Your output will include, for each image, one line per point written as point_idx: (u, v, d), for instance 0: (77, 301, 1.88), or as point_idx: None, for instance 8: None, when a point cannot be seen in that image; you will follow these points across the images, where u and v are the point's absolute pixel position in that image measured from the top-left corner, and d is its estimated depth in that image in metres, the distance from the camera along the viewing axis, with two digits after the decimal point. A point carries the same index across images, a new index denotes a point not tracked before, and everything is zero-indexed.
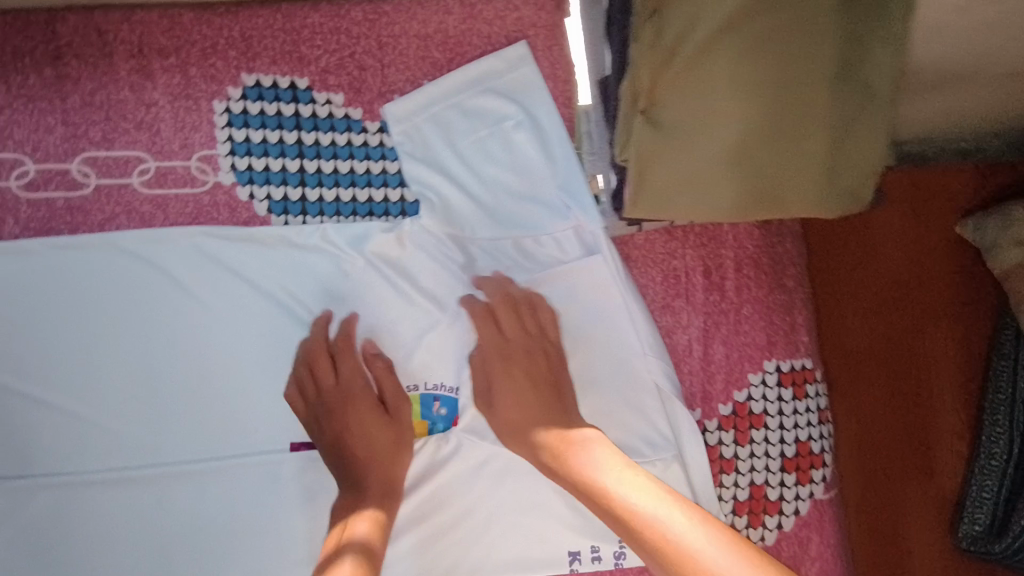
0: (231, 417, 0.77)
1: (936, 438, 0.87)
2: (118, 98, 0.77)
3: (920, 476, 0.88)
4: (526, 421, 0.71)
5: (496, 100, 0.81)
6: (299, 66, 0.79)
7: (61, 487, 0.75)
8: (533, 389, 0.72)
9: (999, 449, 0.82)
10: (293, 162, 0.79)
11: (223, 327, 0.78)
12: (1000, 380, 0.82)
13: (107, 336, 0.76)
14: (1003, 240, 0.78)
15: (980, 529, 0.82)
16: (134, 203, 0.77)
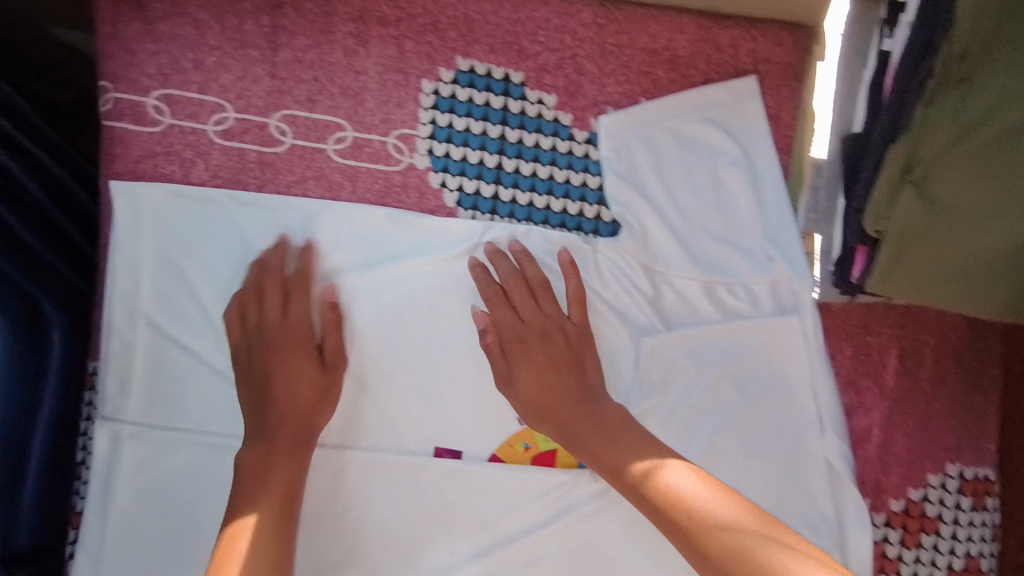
0: (371, 397, 0.73)
1: None
2: (328, 59, 0.74)
3: None
4: (548, 403, 0.68)
5: (716, 133, 0.75)
6: (516, 59, 0.75)
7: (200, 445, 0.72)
8: (552, 371, 0.69)
9: None
10: (491, 156, 0.74)
11: (400, 301, 0.74)
12: None
13: None
14: None
15: None
16: (325, 170, 0.74)
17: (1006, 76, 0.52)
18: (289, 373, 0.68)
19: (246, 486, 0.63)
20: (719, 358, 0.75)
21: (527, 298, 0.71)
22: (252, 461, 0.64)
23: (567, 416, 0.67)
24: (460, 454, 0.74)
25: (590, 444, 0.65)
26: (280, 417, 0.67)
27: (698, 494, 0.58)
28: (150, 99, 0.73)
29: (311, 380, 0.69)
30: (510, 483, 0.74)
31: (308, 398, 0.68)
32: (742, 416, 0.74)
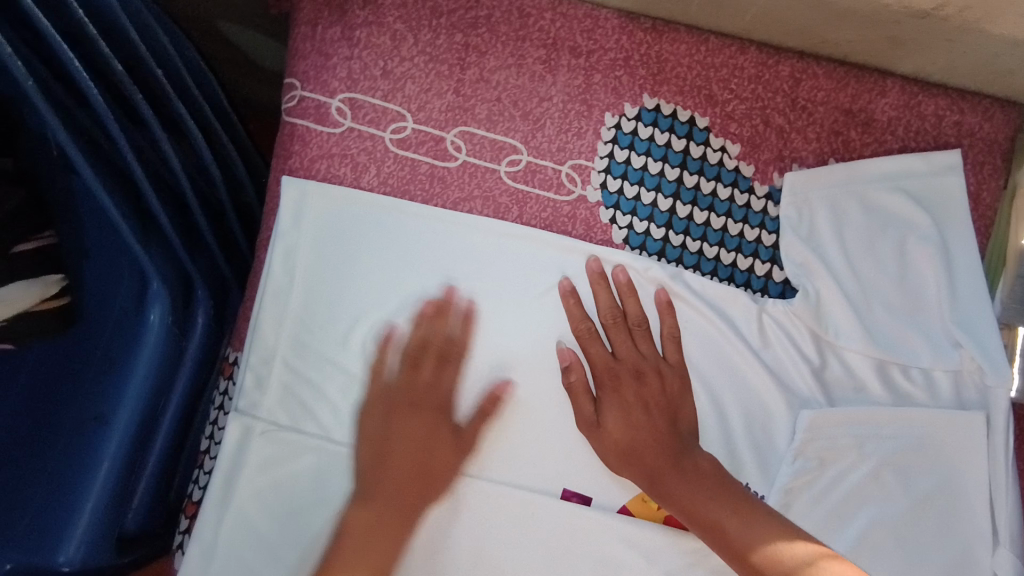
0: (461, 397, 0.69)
1: None
2: (515, 82, 0.73)
3: None
4: (635, 441, 0.65)
5: (908, 205, 0.71)
6: (703, 104, 0.73)
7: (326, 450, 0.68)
8: (652, 417, 0.65)
9: None
10: (665, 199, 0.72)
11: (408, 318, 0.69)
12: None
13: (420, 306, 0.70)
14: None
15: None
16: (494, 191, 0.72)
17: None
18: (419, 440, 0.64)
19: (350, 550, 0.57)
20: (885, 446, 0.68)
21: (626, 338, 0.68)
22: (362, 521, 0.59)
23: (667, 461, 0.63)
24: (589, 500, 0.69)
25: (677, 496, 0.61)
26: (389, 475, 0.62)
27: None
28: (335, 101, 0.72)
29: (446, 455, 0.65)
30: (639, 543, 0.68)
31: (428, 461, 0.64)
32: (906, 515, 0.67)
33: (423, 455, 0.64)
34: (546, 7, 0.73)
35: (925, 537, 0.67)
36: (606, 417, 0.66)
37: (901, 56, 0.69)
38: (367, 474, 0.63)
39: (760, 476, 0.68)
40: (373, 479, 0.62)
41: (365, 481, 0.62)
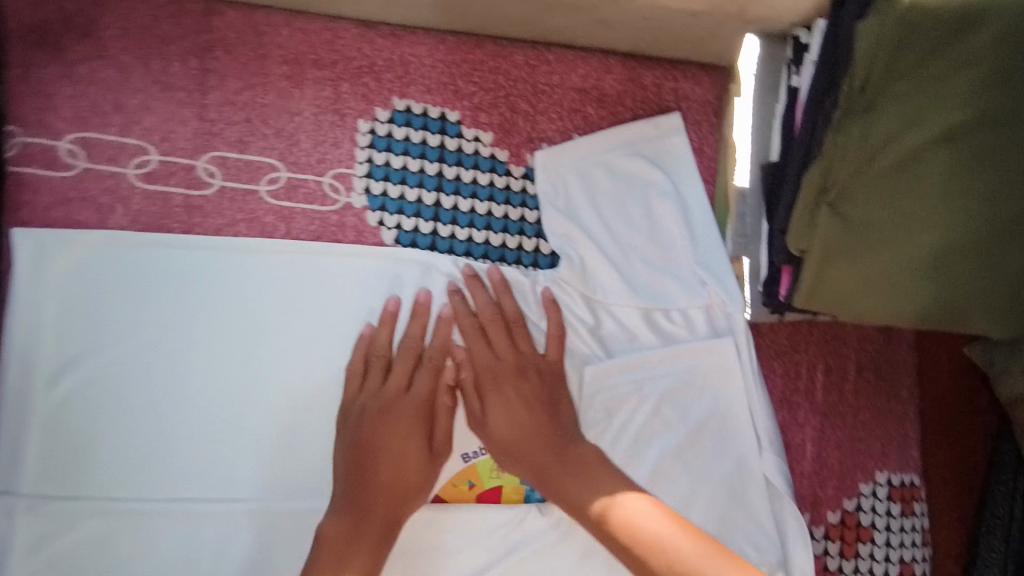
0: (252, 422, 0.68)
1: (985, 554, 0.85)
2: (263, 101, 0.72)
3: None
4: (523, 439, 0.65)
5: (645, 166, 0.79)
6: (452, 100, 0.77)
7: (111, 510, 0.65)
8: (538, 417, 0.66)
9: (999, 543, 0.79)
10: (430, 194, 0.75)
11: (183, 366, 0.67)
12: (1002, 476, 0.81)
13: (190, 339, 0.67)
14: None
15: None
16: (257, 212, 0.71)
17: (901, 103, 0.60)
18: (393, 436, 0.64)
19: (329, 571, 0.58)
20: (659, 382, 0.76)
21: (502, 333, 0.70)
22: (337, 538, 0.60)
23: (553, 457, 0.63)
24: None
25: (555, 479, 0.62)
26: (375, 492, 0.62)
27: (662, 531, 0.57)
28: (63, 143, 0.69)
29: (418, 441, 0.65)
30: (451, 528, 0.70)
31: (414, 455, 0.64)
32: (685, 438, 0.75)
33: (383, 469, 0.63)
34: (281, 23, 0.73)
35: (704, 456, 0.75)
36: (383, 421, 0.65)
37: (613, 36, 0.77)
38: (349, 490, 0.63)
39: None
40: (366, 496, 0.62)
41: (346, 495, 0.62)
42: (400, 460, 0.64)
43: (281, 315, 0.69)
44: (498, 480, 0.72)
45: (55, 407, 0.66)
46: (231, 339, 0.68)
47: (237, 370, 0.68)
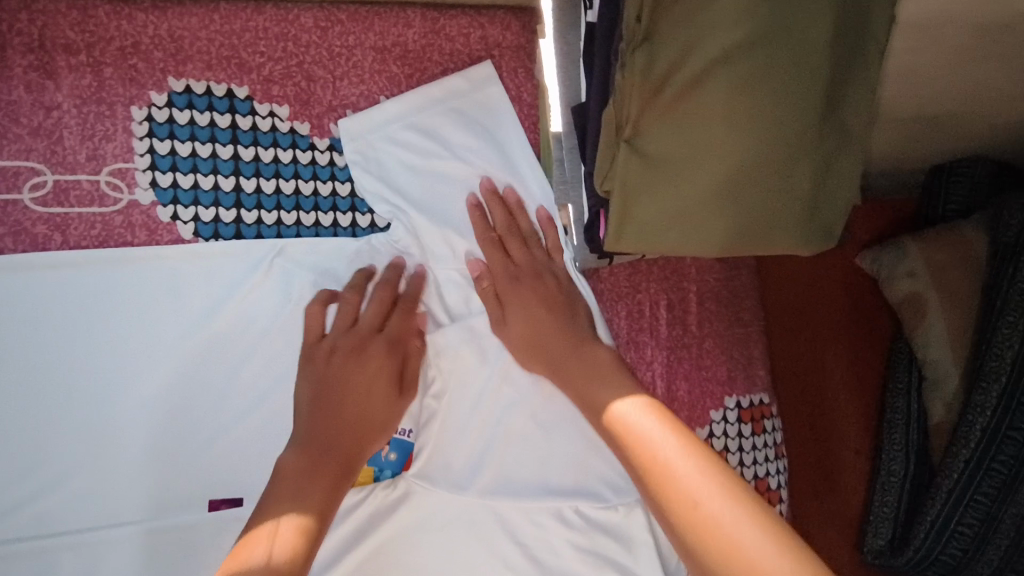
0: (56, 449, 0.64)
1: (834, 450, 0.99)
2: (10, 99, 0.64)
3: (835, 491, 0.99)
4: (535, 334, 0.66)
5: (462, 119, 0.76)
6: (238, 74, 0.70)
7: None
8: (550, 316, 0.67)
9: (897, 466, 0.89)
10: (226, 179, 0.69)
11: None
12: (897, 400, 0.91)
13: None
14: (897, 271, 0.87)
15: (883, 543, 0.90)
16: (24, 224, 0.65)
17: (678, 28, 0.58)
18: (365, 377, 0.64)
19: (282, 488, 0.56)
20: (501, 349, 0.74)
21: (519, 244, 0.71)
22: (293, 467, 0.57)
23: (568, 353, 0.64)
24: (239, 501, 0.66)
25: (569, 377, 0.62)
26: (336, 422, 0.61)
27: (677, 462, 0.48)
28: None
29: (382, 381, 0.64)
30: None
31: (377, 395, 0.64)
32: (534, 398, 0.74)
33: (349, 406, 0.62)
34: (16, 6, 0.64)
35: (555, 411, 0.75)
36: (311, 363, 0.65)
37: None
38: (309, 424, 0.61)
39: (405, 415, 0.72)
40: (323, 429, 0.61)
41: (306, 426, 0.61)
42: (362, 411, 0.63)
43: (73, 331, 0.65)
44: None
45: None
46: (19, 366, 0.64)
47: (33, 396, 0.64)
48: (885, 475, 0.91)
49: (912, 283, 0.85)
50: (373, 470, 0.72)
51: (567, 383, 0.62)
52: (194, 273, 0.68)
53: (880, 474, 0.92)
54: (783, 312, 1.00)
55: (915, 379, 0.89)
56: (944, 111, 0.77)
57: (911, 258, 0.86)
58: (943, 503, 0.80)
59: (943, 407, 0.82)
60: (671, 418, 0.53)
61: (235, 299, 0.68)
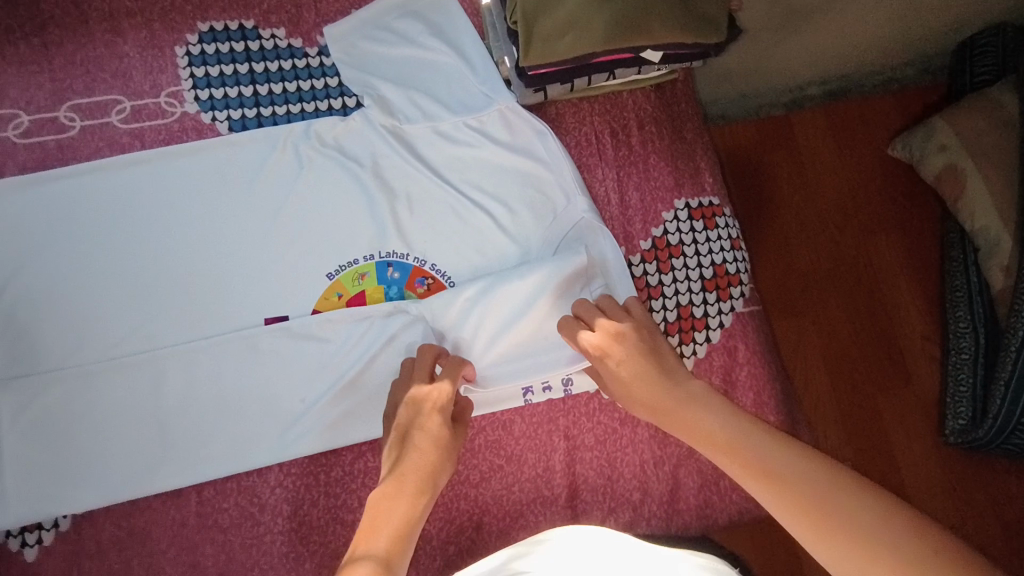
0: (157, 291, 0.86)
1: (905, 341, 1.30)
2: (96, 55, 0.91)
3: (893, 379, 1.29)
4: (637, 389, 0.72)
5: (416, 15, 0.95)
6: (244, 11, 0.94)
7: (79, 371, 0.83)
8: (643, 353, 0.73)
9: (965, 344, 1.21)
10: (247, 88, 0.92)
11: (89, 262, 0.85)
12: (958, 279, 1.25)
13: (87, 241, 0.86)
14: (930, 146, 1.22)
15: (965, 419, 1.19)
16: (115, 137, 0.90)
17: None
18: (431, 424, 0.71)
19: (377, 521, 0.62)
20: (473, 185, 0.91)
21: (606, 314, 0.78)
22: (385, 504, 0.64)
23: (663, 391, 0.70)
24: (286, 316, 0.87)
25: (657, 400, 0.70)
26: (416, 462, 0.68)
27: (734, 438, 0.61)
28: None
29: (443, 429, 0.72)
30: (332, 325, 0.86)
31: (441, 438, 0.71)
32: (550, 285, 0.84)
33: (417, 454, 0.69)
34: None
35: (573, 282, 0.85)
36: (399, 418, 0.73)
37: None
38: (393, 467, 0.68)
39: (398, 239, 0.89)
40: (405, 467, 0.68)
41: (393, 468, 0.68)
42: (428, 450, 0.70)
43: (150, 204, 0.87)
44: (361, 285, 0.88)
45: (5, 308, 0.83)
46: (118, 233, 0.86)
47: (132, 254, 0.86)
48: (957, 354, 1.22)
49: (945, 154, 1.20)
50: (383, 288, 0.89)
51: (648, 404, 0.71)
52: (231, 157, 0.89)
53: (951, 354, 1.24)
54: (770, 233, 1.34)
55: (967, 254, 1.24)
56: (795, 20, 1.12)
57: (942, 131, 1.20)
58: (1014, 359, 1.03)
59: (1001, 270, 1.12)
60: (717, 402, 0.67)
61: (260, 170, 0.89)
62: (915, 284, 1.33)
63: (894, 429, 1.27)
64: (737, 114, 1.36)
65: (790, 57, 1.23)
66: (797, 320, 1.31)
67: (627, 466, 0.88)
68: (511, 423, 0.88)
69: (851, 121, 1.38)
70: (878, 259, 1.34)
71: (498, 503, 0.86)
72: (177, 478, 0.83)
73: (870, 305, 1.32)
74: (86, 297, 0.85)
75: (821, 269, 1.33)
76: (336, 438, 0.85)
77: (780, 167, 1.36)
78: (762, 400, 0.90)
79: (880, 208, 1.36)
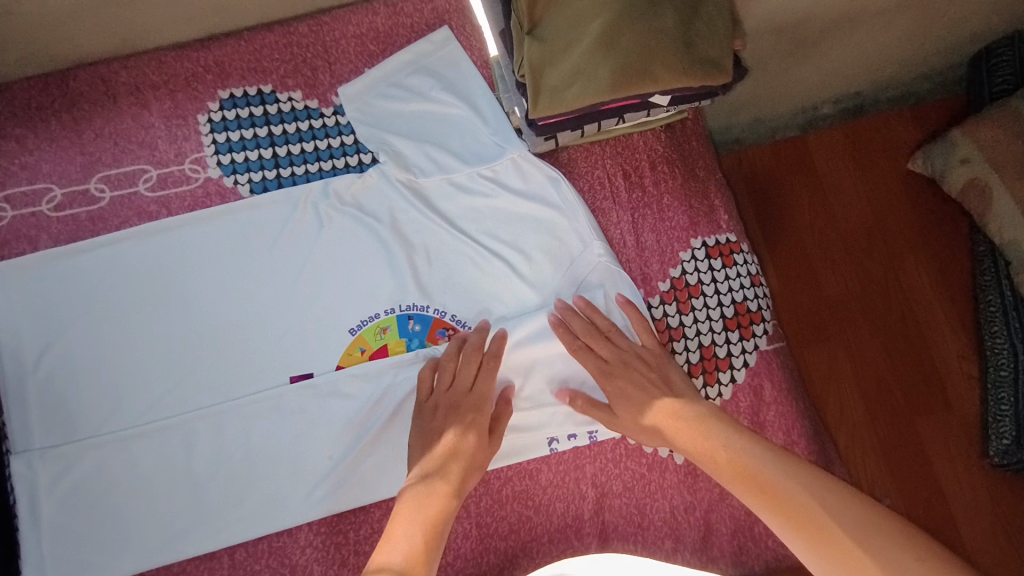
0: (185, 355, 0.88)
1: (941, 364, 1.27)
2: (123, 127, 0.95)
3: (933, 405, 1.25)
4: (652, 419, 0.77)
5: (427, 71, 0.97)
6: (262, 77, 0.97)
7: (110, 441, 0.84)
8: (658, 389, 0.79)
9: (1004, 361, 1.17)
10: (267, 150, 0.95)
11: (120, 330, 0.88)
12: (990, 293, 1.21)
13: (118, 311, 0.88)
14: (953, 162, 1.21)
15: (1008, 442, 1.16)
16: (142, 206, 0.93)
17: None
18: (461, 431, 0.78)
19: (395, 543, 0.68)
20: (489, 235, 0.92)
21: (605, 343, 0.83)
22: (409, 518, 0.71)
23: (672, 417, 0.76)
24: (310, 374, 0.88)
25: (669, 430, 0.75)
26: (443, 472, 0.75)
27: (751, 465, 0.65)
28: None
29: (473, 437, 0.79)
30: (355, 382, 0.87)
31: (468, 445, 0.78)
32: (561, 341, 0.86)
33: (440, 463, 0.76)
34: (119, 68, 0.96)
35: (591, 348, 0.83)
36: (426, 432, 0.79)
37: None
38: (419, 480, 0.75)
39: (418, 292, 0.90)
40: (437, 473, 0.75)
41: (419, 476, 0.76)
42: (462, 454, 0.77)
43: (177, 270, 0.89)
44: (383, 340, 0.89)
45: (41, 379, 0.86)
46: (147, 300, 0.89)
47: (160, 320, 0.88)
48: (996, 372, 1.18)
49: (969, 168, 1.18)
50: (404, 342, 0.89)
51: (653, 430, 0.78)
52: (252, 219, 0.91)
53: (990, 371, 1.20)
54: (793, 260, 1.33)
55: (999, 267, 1.20)
56: (801, 53, 1.13)
57: (964, 147, 1.19)
58: None
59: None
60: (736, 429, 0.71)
61: (281, 230, 0.91)
62: (947, 305, 1.30)
63: (938, 459, 1.22)
64: (752, 140, 1.36)
65: (798, 87, 1.24)
66: (827, 348, 1.28)
67: (657, 513, 0.86)
68: (537, 472, 0.87)
69: (868, 143, 1.37)
70: (907, 281, 1.31)
71: (527, 555, 0.85)
72: (210, 540, 0.83)
73: (901, 332, 1.29)
74: (119, 363, 0.87)
75: (848, 294, 1.31)
76: (363, 494, 0.85)
77: (799, 193, 1.35)
78: (792, 439, 0.88)
79: (905, 228, 1.33)
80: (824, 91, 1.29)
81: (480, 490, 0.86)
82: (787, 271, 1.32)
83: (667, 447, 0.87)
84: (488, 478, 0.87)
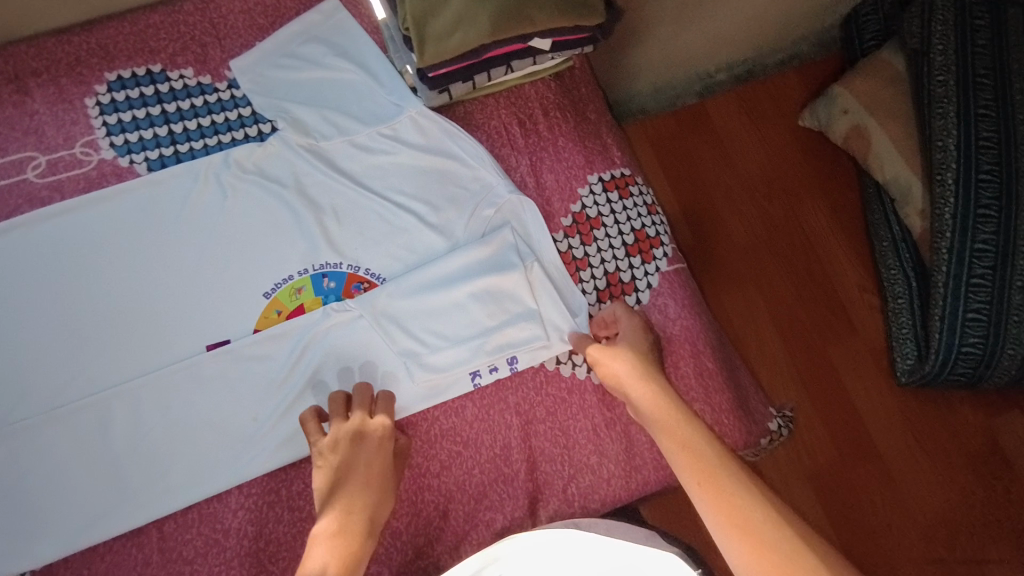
0: (93, 335, 0.86)
1: (835, 286, 1.38)
2: (5, 115, 0.92)
3: (834, 324, 1.35)
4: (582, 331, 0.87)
5: (319, 40, 0.99)
6: (151, 57, 0.97)
7: (16, 429, 0.82)
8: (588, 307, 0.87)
9: (899, 291, 1.26)
10: (162, 128, 0.95)
11: (20, 316, 0.85)
12: (880, 229, 1.32)
13: (14, 297, 0.85)
14: (835, 111, 1.30)
15: (911, 360, 1.24)
16: (33, 193, 0.91)
17: None
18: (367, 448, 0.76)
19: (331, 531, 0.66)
20: (394, 190, 0.95)
21: None
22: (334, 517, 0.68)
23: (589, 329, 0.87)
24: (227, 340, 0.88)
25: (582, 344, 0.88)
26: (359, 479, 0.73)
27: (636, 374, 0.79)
28: None
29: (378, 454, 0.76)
30: (272, 342, 0.88)
31: (379, 462, 0.76)
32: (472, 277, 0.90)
33: (353, 475, 0.73)
34: None
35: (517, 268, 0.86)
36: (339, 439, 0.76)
37: None
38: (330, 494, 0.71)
39: (330, 251, 0.91)
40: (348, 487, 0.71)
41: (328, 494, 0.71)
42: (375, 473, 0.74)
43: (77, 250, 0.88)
44: (299, 299, 0.90)
45: None
46: (47, 284, 0.86)
47: (63, 303, 0.86)
48: (893, 302, 1.27)
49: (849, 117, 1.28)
50: (321, 300, 0.91)
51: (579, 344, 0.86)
52: (152, 194, 0.91)
53: (889, 301, 1.28)
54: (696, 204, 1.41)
55: (886, 206, 1.31)
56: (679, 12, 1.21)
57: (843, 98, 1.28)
58: (943, 301, 1.10)
59: (917, 215, 1.21)
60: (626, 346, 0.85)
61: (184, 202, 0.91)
62: (835, 233, 1.41)
63: (843, 371, 1.32)
64: (653, 105, 1.42)
65: (686, 51, 1.33)
66: (734, 281, 1.37)
67: (580, 432, 0.90)
68: (463, 409, 0.90)
69: (755, 91, 1.46)
70: (798, 213, 1.42)
71: (460, 487, 0.88)
72: (136, 516, 0.82)
73: (800, 262, 1.39)
74: (21, 349, 0.84)
75: (748, 230, 1.40)
76: (294, 450, 0.86)
77: (697, 142, 1.43)
78: (698, 349, 0.95)
79: (792, 165, 1.44)
80: (710, 55, 1.37)
81: (409, 433, 0.89)
82: (693, 215, 1.40)
83: (584, 369, 0.92)
84: (415, 421, 0.89)
